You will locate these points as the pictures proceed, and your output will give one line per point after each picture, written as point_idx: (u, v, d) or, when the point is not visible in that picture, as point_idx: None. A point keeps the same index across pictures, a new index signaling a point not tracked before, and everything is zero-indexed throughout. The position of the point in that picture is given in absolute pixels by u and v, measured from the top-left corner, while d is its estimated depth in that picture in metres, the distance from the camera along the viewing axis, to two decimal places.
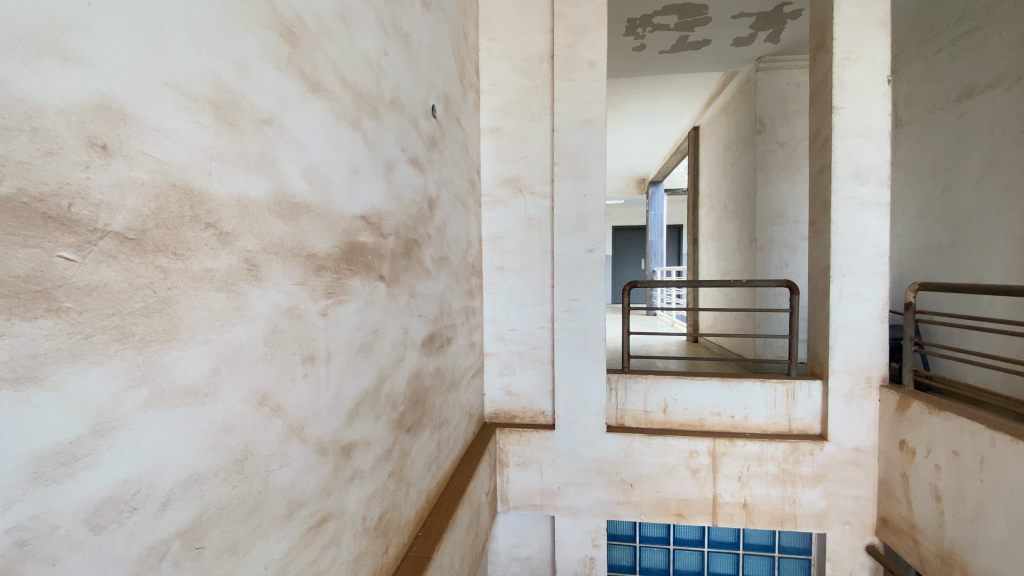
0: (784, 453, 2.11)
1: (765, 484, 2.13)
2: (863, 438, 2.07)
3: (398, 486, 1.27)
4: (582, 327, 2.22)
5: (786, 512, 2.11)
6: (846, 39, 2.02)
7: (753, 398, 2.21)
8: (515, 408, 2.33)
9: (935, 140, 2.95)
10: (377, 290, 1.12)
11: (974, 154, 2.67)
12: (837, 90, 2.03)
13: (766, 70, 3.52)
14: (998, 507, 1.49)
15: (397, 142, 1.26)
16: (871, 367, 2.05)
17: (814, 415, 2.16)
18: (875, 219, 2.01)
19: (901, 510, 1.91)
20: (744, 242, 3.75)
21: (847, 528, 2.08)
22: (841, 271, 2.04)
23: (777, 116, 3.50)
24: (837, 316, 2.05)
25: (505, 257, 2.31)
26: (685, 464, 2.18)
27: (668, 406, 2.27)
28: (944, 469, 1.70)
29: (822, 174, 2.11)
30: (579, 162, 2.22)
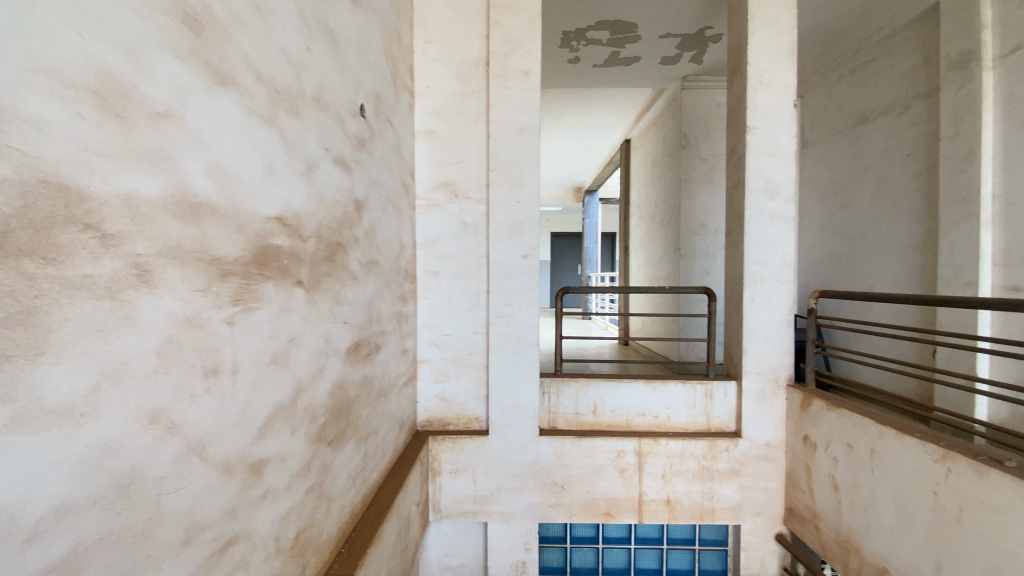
0: (704, 450, 2.23)
1: (686, 480, 2.24)
2: (773, 433, 2.23)
3: (318, 503, 1.21)
4: (516, 333, 2.24)
5: (705, 507, 2.23)
6: (759, 64, 2.19)
7: (675, 398, 2.32)
8: (449, 415, 2.31)
9: (836, 160, 3.25)
10: (294, 296, 1.07)
11: (868, 174, 2.97)
12: (751, 112, 2.19)
13: (691, 89, 3.74)
14: (884, 494, 1.65)
15: (320, 141, 1.21)
16: (779, 368, 2.22)
17: (730, 413, 2.30)
18: (783, 231, 2.18)
19: (805, 500, 2.08)
20: (670, 250, 3.95)
21: (759, 519, 2.23)
22: (753, 279, 2.19)
23: (700, 133, 3.72)
24: (750, 321, 2.20)
25: (439, 262, 2.28)
26: (613, 465, 2.24)
27: (598, 408, 2.33)
28: (840, 460, 1.87)
29: (737, 188, 2.27)
30: (514, 169, 2.24)
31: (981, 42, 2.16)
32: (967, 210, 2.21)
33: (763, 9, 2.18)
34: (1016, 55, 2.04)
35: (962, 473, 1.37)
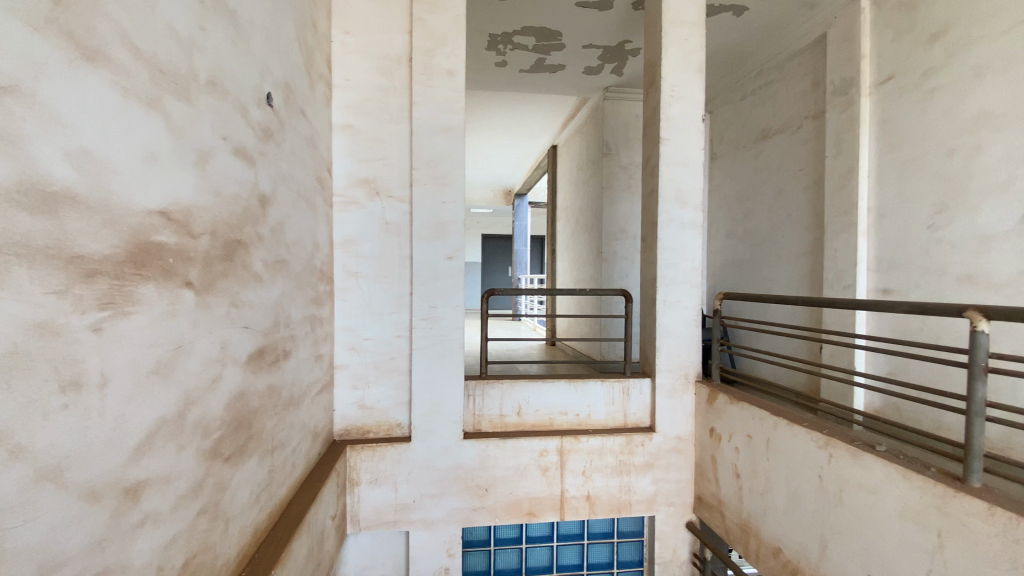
0: (621, 445, 2.32)
1: (605, 476, 2.31)
2: (683, 427, 2.37)
3: (212, 525, 1.10)
4: (440, 335, 2.20)
5: (622, 500, 2.32)
6: (672, 79, 2.31)
7: (595, 396, 2.39)
8: (368, 423, 2.22)
9: (741, 172, 3.52)
10: (181, 298, 0.96)
11: (767, 186, 3.25)
12: (664, 123, 2.31)
13: (612, 99, 3.89)
14: (778, 479, 1.79)
15: (216, 129, 1.11)
16: (688, 365, 2.37)
17: (645, 409, 2.41)
18: (692, 237, 2.32)
19: (711, 488, 2.22)
20: (593, 253, 4.08)
21: (671, 509, 2.36)
22: (665, 282, 2.31)
23: (621, 142, 3.88)
24: (663, 321, 2.32)
25: (359, 262, 2.19)
26: (536, 464, 2.27)
27: (522, 408, 2.35)
28: (742, 450, 2.01)
29: (652, 196, 2.38)
30: (438, 169, 2.20)
31: (859, 72, 2.42)
32: (848, 221, 2.48)
33: (675, 27, 2.31)
34: (888, 84, 2.32)
35: (841, 458, 1.52)
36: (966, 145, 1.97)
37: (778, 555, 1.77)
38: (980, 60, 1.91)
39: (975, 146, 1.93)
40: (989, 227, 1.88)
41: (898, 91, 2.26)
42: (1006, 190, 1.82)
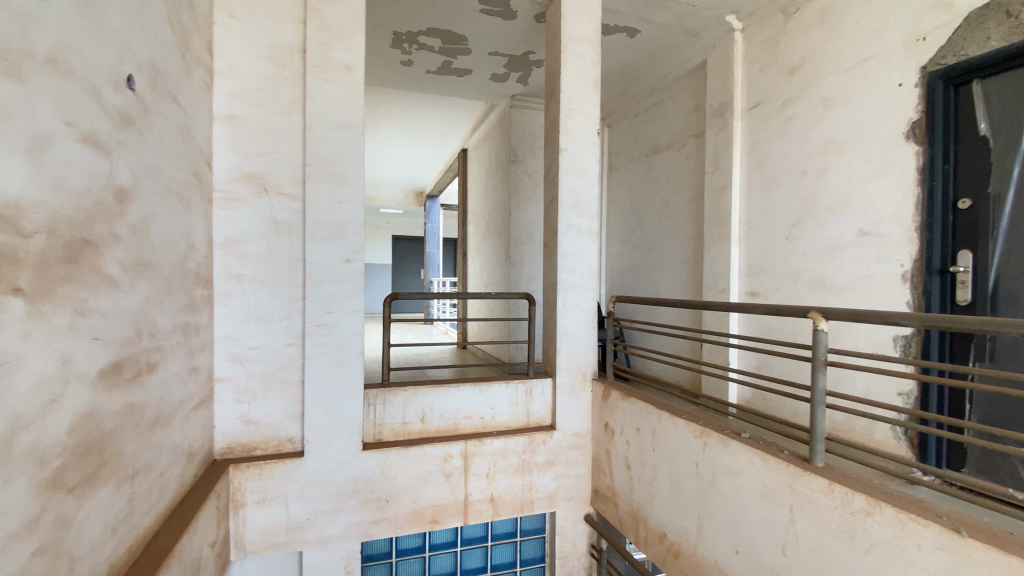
0: (523, 445, 2.37)
1: (508, 476, 2.35)
2: (581, 423, 2.48)
3: (53, 567, 0.96)
4: (336, 342, 2.09)
5: (525, 499, 2.37)
6: (570, 92, 2.42)
7: (498, 399, 2.42)
8: (255, 439, 2.06)
9: (635, 183, 3.78)
10: (7, 307, 0.83)
11: (657, 197, 3.51)
12: (564, 134, 2.41)
13: (518, 107, 3.99)
14: (662, 469, 1.94)
15: (58, 114, 0.97)
16: (586, 365, 2.48)
17: (546, 408, 2.49)
18: (588, 244, 2.45)
19: (606, 480, 2.35)
20: (501, 257, 4.14)
21: (571, 504, 2.47)
22: (564, 286, 2.41)
23: (527, 150, 3.98)
24: (563, 323, 2.41)
25: (243, 264, 2.02)
26: (439, 470, 2.24)
27: (425, 415, 2.31)
28: (632, 443, 2.15)
29: (552, 203, 2.47)
30: (334, 166, 2.10)
31: (732, 97, 2.70)
32: (723, 231, 2.76)
33: (574, 43, 2.42)
34: (755, 110, 2.61)
35: (713, 445, 1.67)
36: (815, 167, 2.27)
37: (663, 539, 1.91)
38: (825, 96, 2.22)
39: (821, 169, 2.25)
40: (832, 238, 2.19)
41: (763, 118, 2.55)
42: (845, 207, 2.13)
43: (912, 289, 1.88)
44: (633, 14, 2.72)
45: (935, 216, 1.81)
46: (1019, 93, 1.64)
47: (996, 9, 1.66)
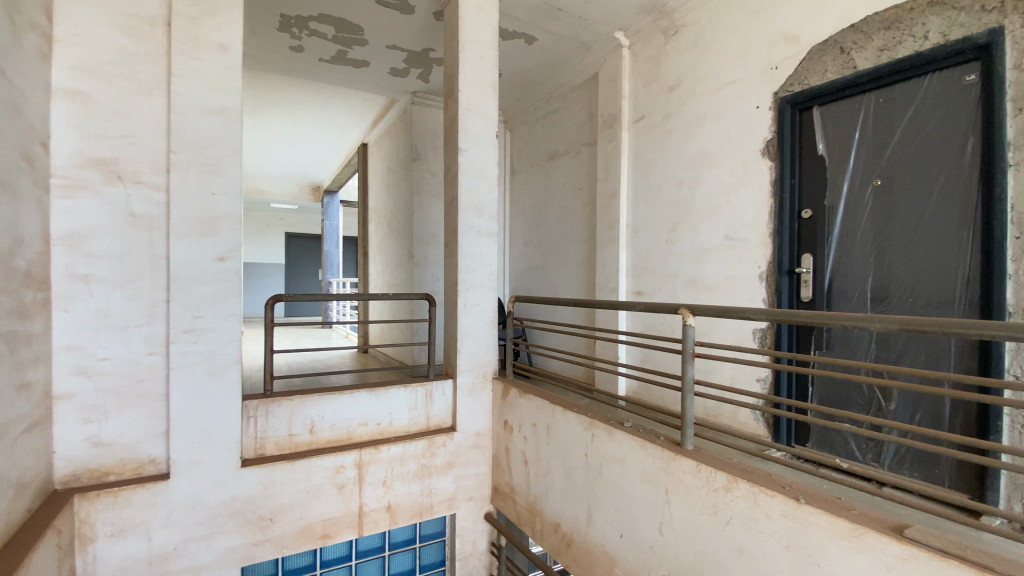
0: (422, 449, 2.32)
1: (406, 482, 2.29)
2: (481, 423, 2.49)
3: None
4: (209, 350, 1.89)
5: (424, 504, 2.33)
6: (468, 93, 2.42)
7: (396, 403, 2.35)
8: (108, 463, 1.79)
9: (535, 186, 3.89)
10: None
11: (555, 200, 3.64)
12: (462, 135, 2.41)
13: (419, 104, 3.91)
14: (556, 462, 2.01)
15: None
16: (486, 364, 2.49)
17: (447, 410, 2.46)
18: (488, 244, 2.46)
19: (505, 477, 2.38)
20: (403, 257, 4.04)
21: (471, 504, 2.47)
22: (464, 286, 2.40)
23: (429, 148, 3.91)
24: (463, 324, 2.40)
25: (91, 263, 1.76)
26: (331, 483, 2.12)
27: (315, 425, 2.17)
28: (529, 438, 2.20)
29: (451, 204, 2.45)
30: (206, 155, 1.90)
31: (620, 109, 2.88)
32: (613, 234, 2.94)
33: (472, 45, 2.42)
34: (640, 123, 2.81)
35: (601, 436, 1.77)
36: (690, 178, 2.50)
37: (557, 529, 1.99)
38: (698, 113, 2.45)
39: (695, 179, 2.47)
40: (704, 242, 2.43)
41: (647, 131, 2.76)
42: (714, 214, 2.37)
43: (767, 288, 2.14)
44: (530, 22, 2.79)
45: (783, 224, 2.08)
46: (847, 121, 1.93)
47: (832, 45, 1.92)
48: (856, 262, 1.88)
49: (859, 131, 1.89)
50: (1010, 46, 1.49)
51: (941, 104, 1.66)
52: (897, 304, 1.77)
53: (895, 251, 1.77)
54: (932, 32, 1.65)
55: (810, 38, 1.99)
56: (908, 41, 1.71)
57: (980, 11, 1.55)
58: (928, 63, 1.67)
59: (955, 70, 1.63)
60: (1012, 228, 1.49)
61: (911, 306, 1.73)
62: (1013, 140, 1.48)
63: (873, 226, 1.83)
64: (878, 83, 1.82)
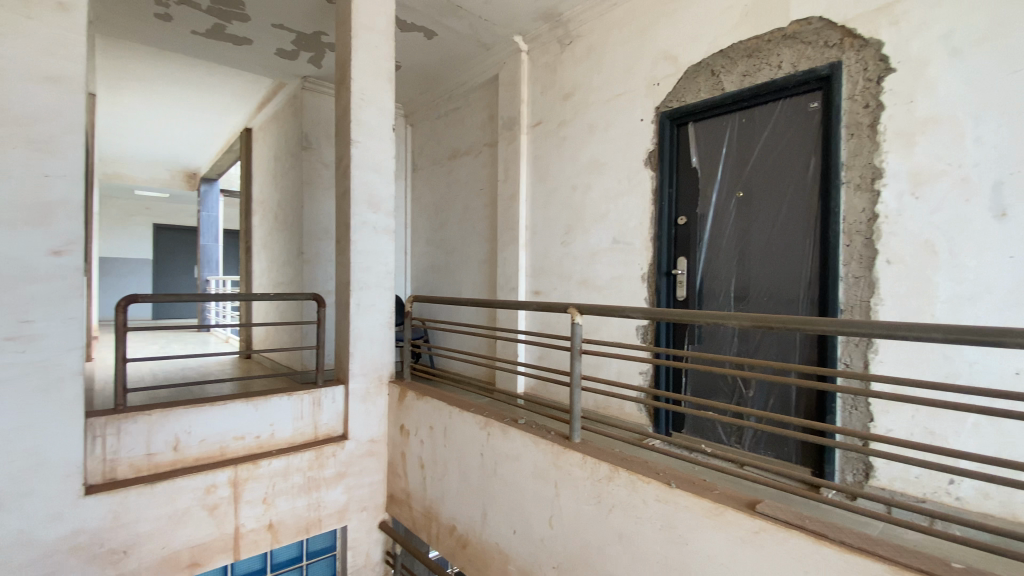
0: (309, 461, 2.17)
1: (290, 498, 2.12)
2: (375, 429, 2.39)
3: None
4: (40, 360, 1.59)
5: (310, 518, 2.18)
6: (362, 82, 2.30)
7: (279, 413, 2.17)
8: None
9: (437, 184, 3.83)
10: None
11: (457, 199, 3.61)
12: (355, 126, 2.29)
13: (310, 90, 3.66)
14: (452, 464, 1.99)
15: None
16: (381, 367, 2.39)
17: (337, 417, 2.32)
18: (383, 242, 2.37)
19: (401, 484, 2.31)
20: (292, 254, 3.76)
21: (364, 514, 2.36)
22: (357, 286, 2.28)
23: (321, 138, 3.68)
24: (355, 326, 2.28)
25: None
26: (200, 504, 1.91)
27: (180, 442, 1.93)
28: (425, 442, 2.15)
29: (343, 198, 2.32)
30: (36, 128, 1.59)
31: (519, 113, 2.93)
32: (513, 235, 2.98)
33: (366, 32, 2.31)
34: (537, 127, 2.88)
35: (496, 435, 1.78)
36: (582, 183, 2.61)
37: (452, 532, 1.97)
38: (590, 122, 2.57)
39: (588, 185, 2.59)
40: (595, 245, 2.55)
41: (544, 135, 2.83)
42: (604, 219, 2.50)
43: (648, 288, 2.31)
44: (430, 16, 2.73)
45: (662, 230, 2.26)
46: (716, 137, 2.14)
47: (704, 67, 2.12)
48: (722, 265, 2.09)
49: (725, 147, 2.10)
50: (845, 79, 1.73)
51: (791, 126, 1.89)
52: (755, 302, 1.99)
53: (753, 255, 1.99)
54: (785, 62, 1.88)
55: (687, 59, 2.17)
56: (766, 69, 1.93)
57: (823, 46, 1.78)
58: (782, 89, 1.90)
59: (802, 97, 1.87)
60: (843, 237, 1.73)
61: (766, 304, 1.96)
62: (846, 161, 1.73)
63: (736, 232, 2.05)
64: (742, 104, 2.03)
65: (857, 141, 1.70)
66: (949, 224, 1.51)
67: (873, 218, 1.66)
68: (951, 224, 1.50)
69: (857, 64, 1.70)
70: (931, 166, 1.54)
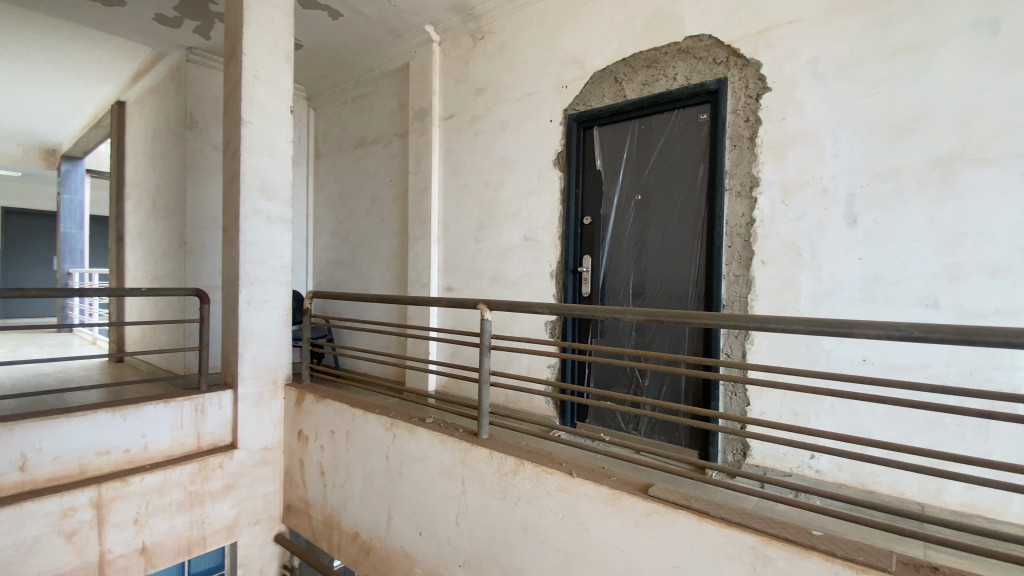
0: (191, 474, 1.96)
1: (167, 516, 1.90)
2: (269, 436, 2.21)
3: None
4: None
5: (193, 538, 1.97)
6: (256, 59, 2.12)
7: (153, 423, 1.93)
8: None
9: (343, 174, 3.64)
10: None
11: (364, 191, 3.46)
12: (247, 105, 2.09)
13: (196, 63, 3.31)
14: (356, 469, 1.90)
15: None
16: (276, 369, 2.22)
17: (224, 426, 2.12)
18: (280, 233, 2.20)
19: (299, 493, 2.17)
20: (173, 244, 3.37)
21: (257, 528, 2.18)
22: (248, 280, 2.10)
23: (209, 117, 3.35)
24: (246, 324, 2.09)
25: None
26: (54, 531, 1.65)
27: (27, 460, 1.66)
28: (326, 447, 2.04)
29: (232, 183, 2.12)
30: None
31: (430, 104, 2.87)
32: (424, 230, 2.92)
33: (260, 5, 2.13)
34: (449, 121, 2.84)
35: (401, 435, 1.73)
36: (495, 180, 2.62)
37: (355, 539, 1.89)
38: (501, 119, 2.59)
39: (499, 182, 2.60)
40: (506, 241, 2.58)
41: (456, 129, 2.80)
42: (516, 217, 2.53)
43: (556, 284, 2.38)
44: None
45: (569, 228, 2.33)
46: (618, 142, 2.24)
47: (608, 74, 2.21)
48: (623, 263, 2.21)
49: (626, 151, 2.21)
50: (729, 94, 1.89)
51: (684, 135, 2.04)
52: (651, 298, 2.12)
53: (650, 254, 2.12)
54: (679, 75, 2.01)
55: (593, 65, 2.25)
56: (663, 80, 2.06)
57: (711, 62, 1.93)
58: (676, 100, 2.04)
59: (693, 109, 2.02)
60: (726, 238, 1.89)
61: (661, 300, 2.09)
62: (729, 169, 1.89)
63: (635, 232, 2.17)
64: (642, 112, 2.15)
65: (738, 151, 1.87)
66: (812, 229, 1.71)
67: (750, 222, 1.84)
68: (812, 231, 1.71)
69: (740, 82, 1.87)
70: (798, 177, 1.74)
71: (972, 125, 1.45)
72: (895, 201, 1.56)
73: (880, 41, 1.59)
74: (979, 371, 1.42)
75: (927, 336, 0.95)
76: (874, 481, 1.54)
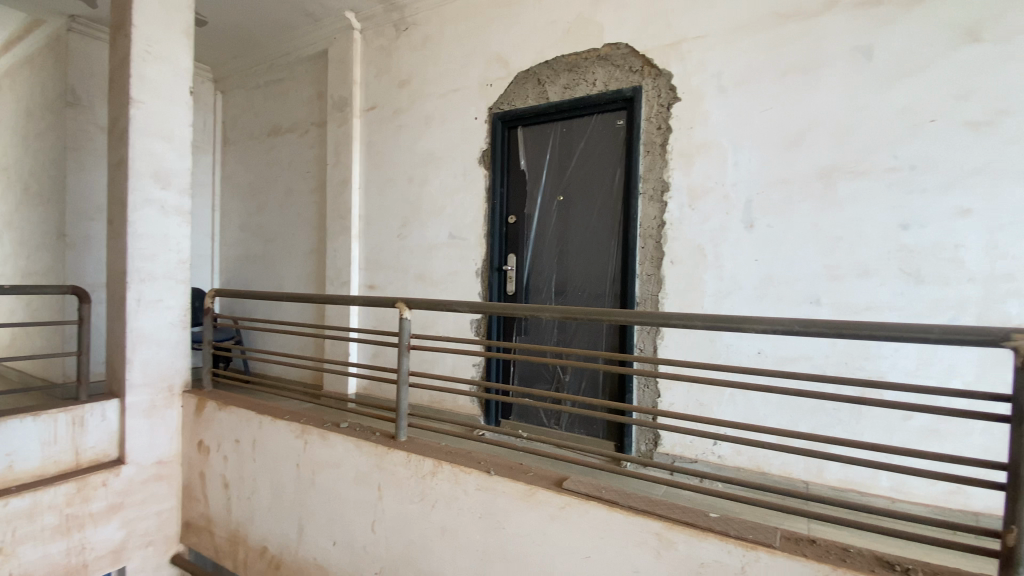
0: (67, 496, 1.75)
1: (38, 544, 1.68)
2: (164, 449, 2.02)
3: None
4: None
5: (71, 566, 1.76)
6: (148, 32, 1.92)
7: (19, 440, 1.69)
8: None
9: (254, 163, 3.41)
10: None
11: (279, 182, 3.26)
12: (137, 82, 1.89)
13: (79, 33, 2.94)
14: (263, 478, 1.78)
15: None
16: (173, 375, 2.04)
17: (110, 439, 1.90)
18: (176, 225, 2.01)
19: (199, 508, 2.01)
20: (49, 236, 2.99)
21: (149, 550, 1.99)
22: (137, 277, 1.90)
23: (95, 94, 3.00)
24: (135, 326, 1.90)
25: None
26: None
27: None
28: (230, 457, 1.90)
29: (118, 168, 1.91)
30: None
31: (351, 94, 2.76)
32: (344, 225, 2.80)
33: None
34: (371, 112, 2.74)
35: (313, 441, 1.64)
36: (418, 176, 2.57)
37: (263, 554, 1.78)
38: (425, 114, 2.54)
39: (423, 178, 2.55)
40: (431, 238, 2.53)
41: (378, 121, 2.71)
42: (440, 214, 2.50)
43: (480, 282, 2.38)
44: None
45: (494, 227, 2.34)
46: (541, 143, 2.28)
47: (531, 75, 2.24)
48: (545, 262, 2.25)
49: (549, 152, 2.25)
50: (644, 102, 1.98)
51: (602, 139, 2.11)
52: (571, 297, 2.18)
53: (571, 253, 2.17)
54: (598, 81, 2.08)
55: (517, 64, 2.27)
56: (583, 85, 2.12)
57: (627, 70, 2.02)
58: (595, 104, 2.11)
59: (611, 114, 2.10)
60: (640, 239, 1.99)
61: (580, 298, 2.15)
62: (642, 174, 1.98)
63: (557, 232, 2.22)
64: (563, 115, 2.20)
65: (651, 157, 1.97)
66: (716, 232, 1.83)
67: (661, 225, 1.94)
68: (715, 234, 1.83)
69: (653, 91, 1.96)
70: (703, 183, 1.86)
71: (847, 141, 1.63)
72: (785, 208, 1.71)
73: (773, 60, 1.73)
74: (852, 361, 1.59)
75: (805, 330, 1.05)
76: (767, 463, 1.68)
